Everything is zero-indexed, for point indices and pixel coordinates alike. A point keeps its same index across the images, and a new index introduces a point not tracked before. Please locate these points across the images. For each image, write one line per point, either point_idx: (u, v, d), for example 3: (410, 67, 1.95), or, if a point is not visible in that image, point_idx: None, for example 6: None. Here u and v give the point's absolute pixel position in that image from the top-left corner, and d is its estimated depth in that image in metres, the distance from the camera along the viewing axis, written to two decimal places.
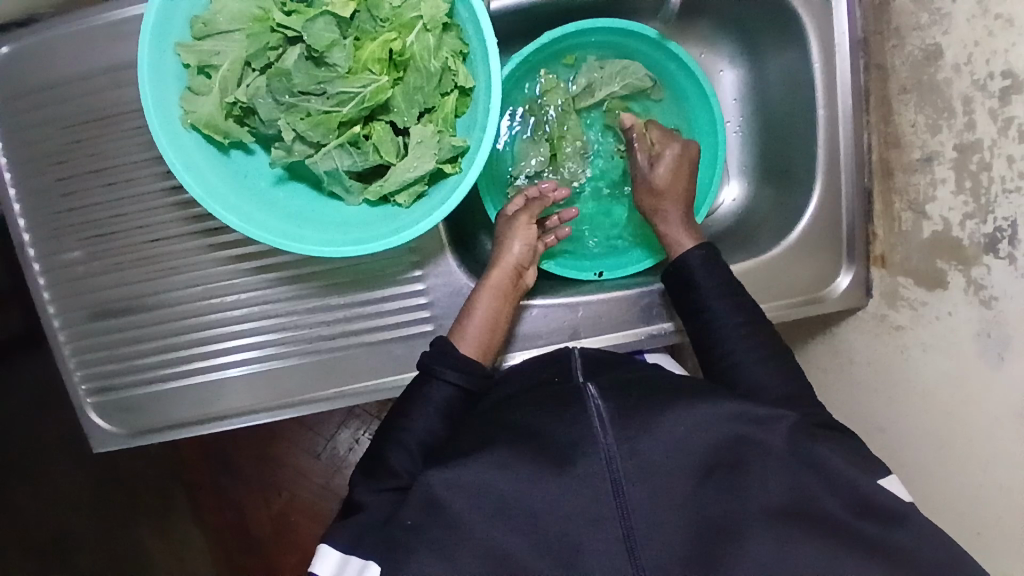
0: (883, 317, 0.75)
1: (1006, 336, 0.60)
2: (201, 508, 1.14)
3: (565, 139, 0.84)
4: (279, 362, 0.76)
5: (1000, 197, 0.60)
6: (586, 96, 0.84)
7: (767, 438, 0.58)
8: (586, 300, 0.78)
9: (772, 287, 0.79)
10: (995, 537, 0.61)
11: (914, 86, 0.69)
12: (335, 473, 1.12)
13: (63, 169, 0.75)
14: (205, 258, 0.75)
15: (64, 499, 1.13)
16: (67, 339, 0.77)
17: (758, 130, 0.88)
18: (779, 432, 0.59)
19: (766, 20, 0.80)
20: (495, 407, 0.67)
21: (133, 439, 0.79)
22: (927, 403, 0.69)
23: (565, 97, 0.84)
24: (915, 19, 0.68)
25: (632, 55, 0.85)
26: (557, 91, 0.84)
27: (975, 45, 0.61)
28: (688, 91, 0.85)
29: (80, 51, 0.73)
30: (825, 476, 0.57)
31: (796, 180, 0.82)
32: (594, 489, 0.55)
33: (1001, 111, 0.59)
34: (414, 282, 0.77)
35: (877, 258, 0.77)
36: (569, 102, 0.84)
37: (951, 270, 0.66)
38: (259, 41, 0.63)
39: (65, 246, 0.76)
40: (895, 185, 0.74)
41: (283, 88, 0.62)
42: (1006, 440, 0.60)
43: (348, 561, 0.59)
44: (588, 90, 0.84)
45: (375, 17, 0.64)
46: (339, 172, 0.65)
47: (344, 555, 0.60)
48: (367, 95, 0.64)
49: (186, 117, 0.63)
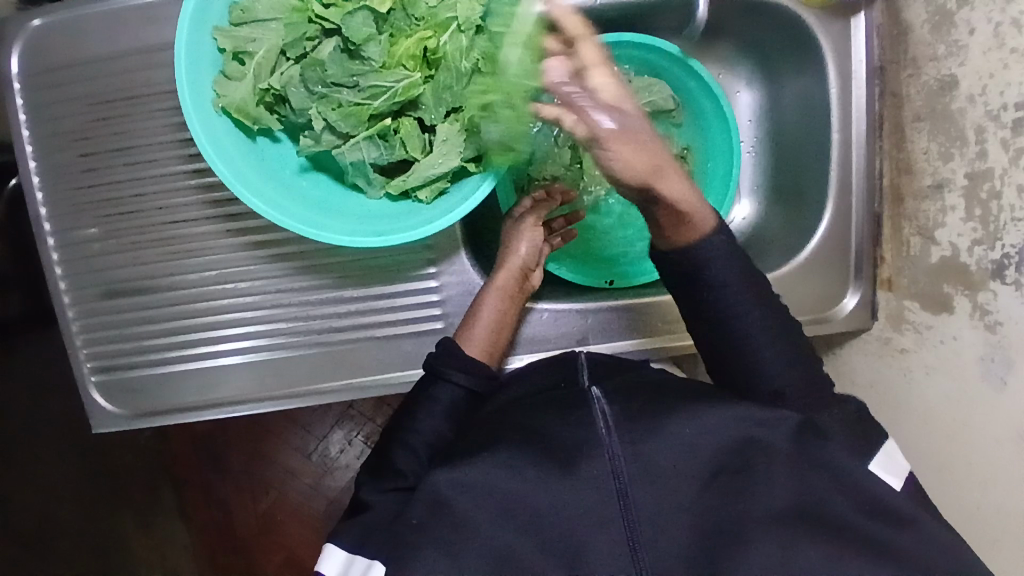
0: (887, 340, 0.77)
1: (1009, 361, 0.61)
2: (190, 501, 1.12)
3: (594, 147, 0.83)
4: (289, 351, 0.77)
5: (1009, 225, 0.61)
6: None
7: (771, 438, 0.58)
8: (595, 307, 0.79)
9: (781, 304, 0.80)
10: (993, 559, 0.62)
11: (928, 114, 0.71)
12: (326, 473, 1.11)
13: (88, 146, 0.75)
14: (222, 243, 0.75)
15: (50, 485, 1.11)
16: (75, 315, 0.77)
17: (771, 151, 0.90)
18: (784, 434, 0.58)
19: (786, 44, 0.83)
20: (500, 408, 0.67)
21: (134, 421, 0.78)
22: (929, 424, 0.70)
23: None
24: (932, 50, 0.70)
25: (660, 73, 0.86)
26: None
27: (990, 77, 0.63)
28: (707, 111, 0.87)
29: (112, 32, 0.74)
30: (834, 478, 0.57)
31: (807, 201, 0.84)
32: (598, 490, 0.56)
33: (1013, 141, 0.61)
34: (427, 278, 0.77)
35: (884, 281, 0.79)
36: None
37: (958, 294, 0.67)
38: (296, 31, 0.64)
39: (83, 223, 0.76)
40: (905, 211, 0.76)
41: (317, 78, 0.64)
42: (1005, 462, 0.61)
43: (354, 561, 0.60)
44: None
45: (410, 14, 0.65)
46: (365, 164, 0.66)
47: (350, 555, 0.61)
48: (399, 90, 0.65)
49: (218, 100, 0.63)
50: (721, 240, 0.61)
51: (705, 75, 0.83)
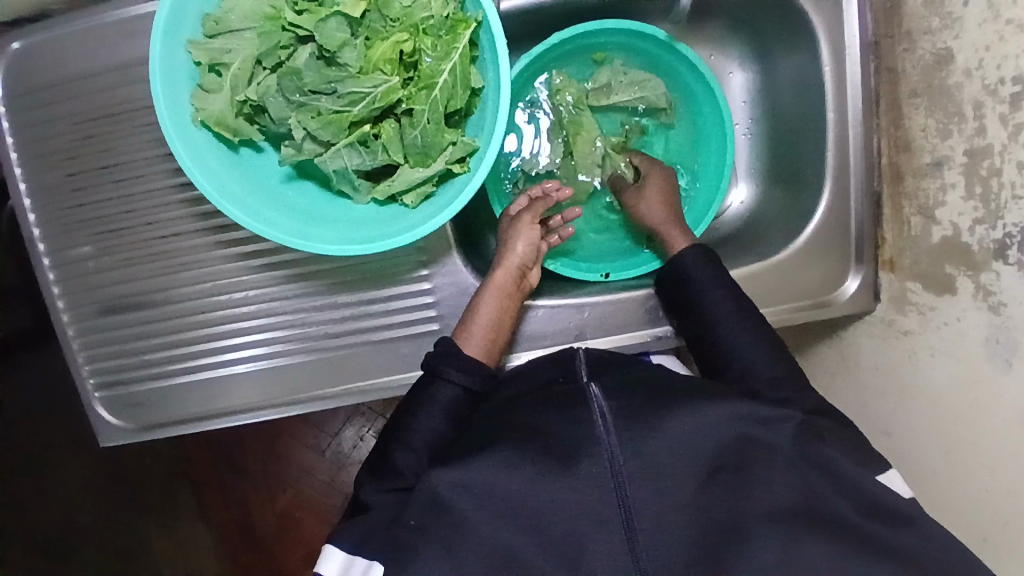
0: (891, 321, 0.75)
1: (1014, 342, 0.60)
2: (205, 504, 1.13)
3: (581, 135, 0.85)
4: (287, 359, 0.77)
5: (1010, 203, 0.60)
6: (602, 94, 0.86)
7: (772, 439, 0.57)
8: (591, 301, 0.79)
9: (761, 296, 0.79)
10: (1002, 545, 0.61)
11: (925, 90, 0.69)
12: (339, 470, 1.12)
13: (75, 165, 0.76)
14: (214, 255, 0.75)
15: (68, 493, 1.13)
16: (75, 334, 0.78)
17: (767, 131, 0.89)
18: (784, 433, 0.58)
19: (776, 22, 0.81)
20: (504, 404, 0.64)
21: (141, 434, 0.79)
22: (934, 407, 0.68)
23: (578, 93, 0.85)
24: (926, 23, 0.68)
25: (645, 56, 0.86)
26: (569, 87, 0.85)
27: (986, 50, 0.61)
28: (708, 116, 0.87)
29: (93, 48, 0.74)
30: (834, 478, 0.56)
31: (805, 183, 0.83)
32: (597, 488, 0.54)
33: (1012, 116, 0.59)
34: (421, 281, 0.77)
35: (886, 262, 0.77)
36: (581, 99, 0.85)
37: (960, 275, 0.65)
38: (270, 39, 0.63)
39: (76, 242, 0.76)
40: (905, 190, 0.74)
41: (294, 87, 0.63)
42: (1012, 446, 0.60)
43: (354, 561, 0.58)
44: (605, 89, 0.86)
45: (385, 16, 0.63)
46: (348, 171, 0.65)
47: (348, 556, 0.59)
48: (378, 95, 0.64)
49: (196, 114, 0.63)
50: (691, 251, 0.73)
51: (704, 70, 0.83)
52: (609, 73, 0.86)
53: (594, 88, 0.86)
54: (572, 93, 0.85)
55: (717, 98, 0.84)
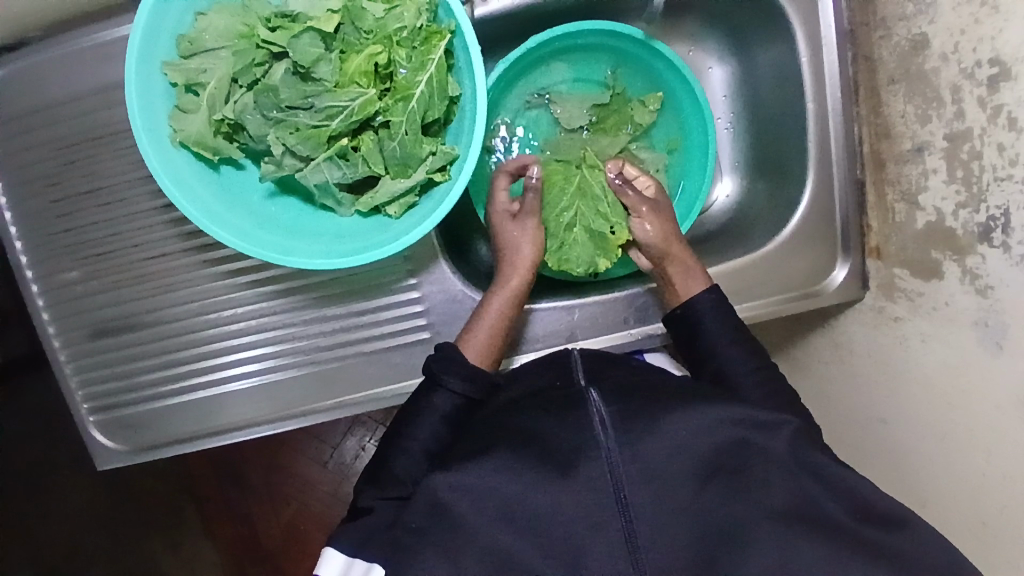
0: (881, 309, 0.75)
1: (1004, 324, 0.60)
2: (208, 519, 1.13)
3: (605, 142, 0.85)
4: (281, 373, 0.76)
5: (992, 186, 0.60)
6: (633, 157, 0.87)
7: (769, 442, 0.57)
8: (581, 302, 0.79)
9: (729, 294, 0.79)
10: (1000, 528, 0.61)
11: (903, 76, 0.70)
12: (342, 481, 1.12)
13: (58, 191, 0.76)
14: (201, 273, 0.76)
15: (68, 515, 1.13)
16: (67, 358, 0.78)
17: (748, 124, 0.90)
18: (781, 437, 0.57)
19: (751, 15, 0.81)
20: (500, 409, 0.63)
21: (136, 455, 0.79)
22: (926, 393, 0.68)
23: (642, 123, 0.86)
24: (902, 10, 0.68)
25: (654, 69, 0.87)
26: (650, 111, 0.86)
27: (962, 33, 0.61)
28: (684, 201, 0.88)
29: (70, 74, 0.74)
30: (826, 482, 0.56)
31: (789, 174, 0.83)
32: (596, 492, 0.54)
33: (991, 98, 0.59)
34: (409, 290, 0.77)
35: (873, 249, 0.77)
36: (636, 129, 0.87)
37: (946, 260, 0.65)
38: (245, 57, 0.63)
39: (64, 267, 0.77)
40: (888, 177, 0.74)
41: (271, 103, 0.63)
42: (1006, 427, 0.60)
43: (354, 563, 0.58)
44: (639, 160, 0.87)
45: (358, 28, 0.64)
46: (329, 185, 0.65)
47: (349, 558, 0.59)
48: (356, 108, 0.64)
49: (175, 135, 0.63)
50: (709, 295, 0.71)
51: (703, 189, 0.85)
52: (655, 156, 0.87)
53: (634, 152, 0.87)
54: (642, 119, 0.86)
55: (704, 115, 0.86)
